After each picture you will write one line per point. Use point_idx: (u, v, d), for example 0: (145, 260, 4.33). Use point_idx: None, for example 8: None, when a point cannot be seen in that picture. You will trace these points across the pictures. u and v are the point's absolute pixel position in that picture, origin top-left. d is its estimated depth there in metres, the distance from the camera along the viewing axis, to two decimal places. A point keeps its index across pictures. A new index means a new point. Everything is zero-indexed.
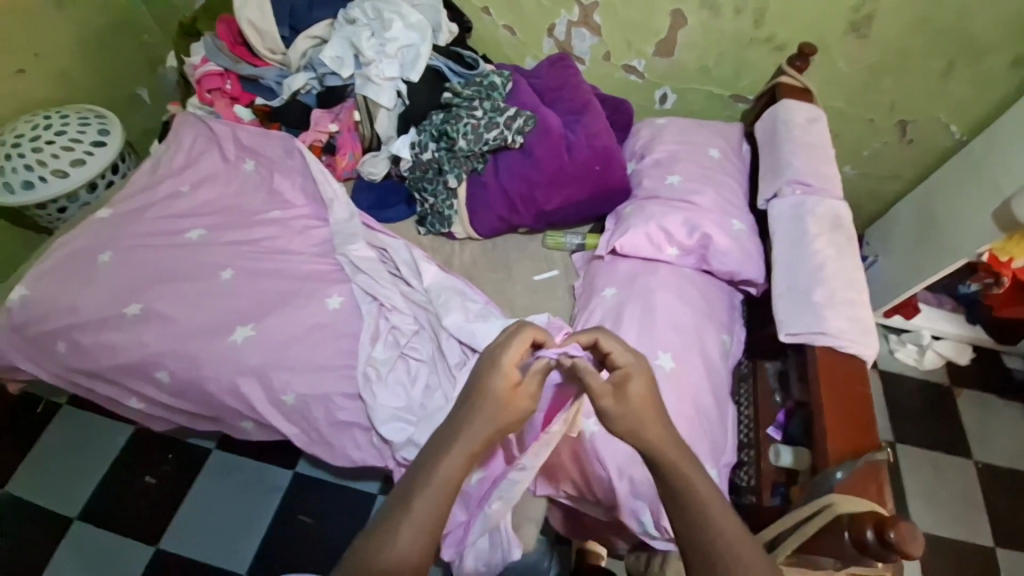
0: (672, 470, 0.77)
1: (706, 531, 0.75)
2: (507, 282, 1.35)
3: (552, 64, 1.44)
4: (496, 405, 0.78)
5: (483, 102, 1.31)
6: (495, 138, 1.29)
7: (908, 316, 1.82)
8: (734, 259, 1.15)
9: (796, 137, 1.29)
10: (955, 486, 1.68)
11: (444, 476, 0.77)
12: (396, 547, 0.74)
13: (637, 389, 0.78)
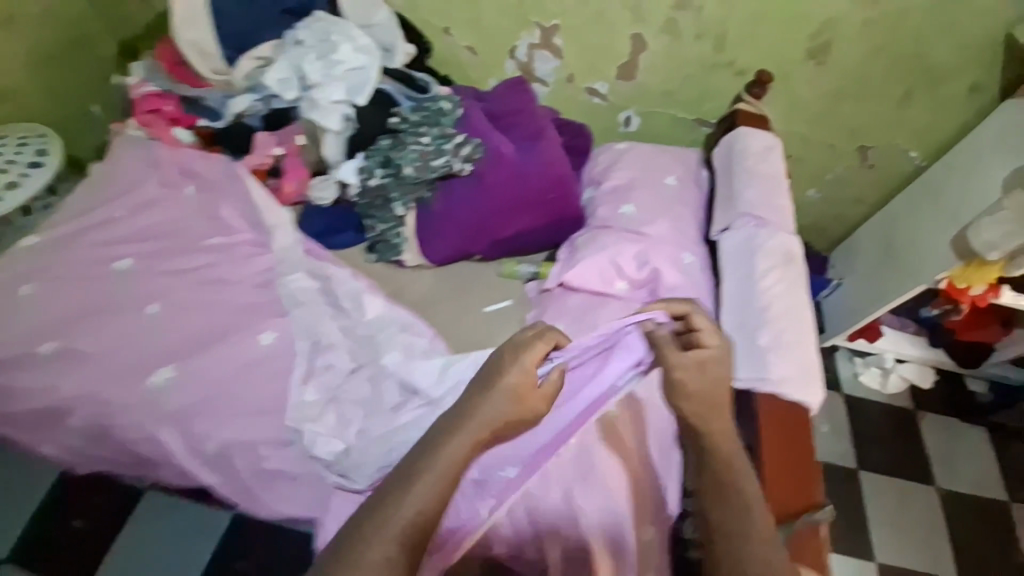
0: (716, 451, 0.80)
1: (728, 502, 0.77)
2: (460, 313, 1.32)
3: (505, 89, 1.39)
4: (510, 394, 0.83)
5: (430, 128, 1.27)
6: (443, 166, 1.25)
7: (871, 340, 1.79)
8: (685, 296, 1.12)
9: (751, 167, 1.27)
10: (919, 513, 1.66)
11: (454, 452, 0.80)
12: (399, 509, 0.76)
13: (702, 369, 0.82)
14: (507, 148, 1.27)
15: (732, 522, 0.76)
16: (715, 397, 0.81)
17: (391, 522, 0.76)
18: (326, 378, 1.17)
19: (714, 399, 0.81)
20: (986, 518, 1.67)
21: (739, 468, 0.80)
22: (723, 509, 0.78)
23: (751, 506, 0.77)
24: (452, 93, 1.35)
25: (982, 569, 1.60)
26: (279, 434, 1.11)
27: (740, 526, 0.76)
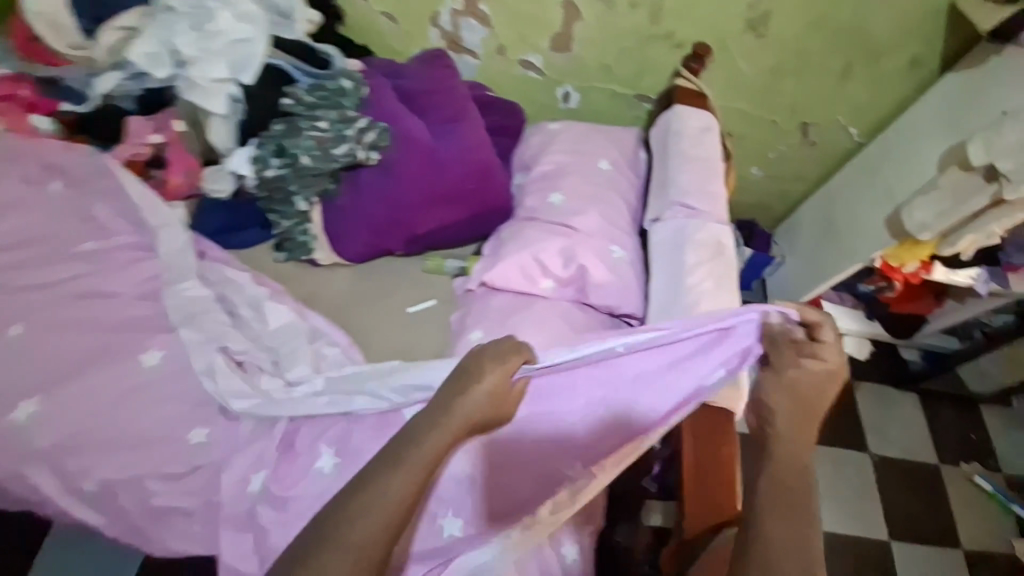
0: (791, 459, 0.72)
1: (777, 503, 0.69)
2: (379, 316, 1.22)
3: (420, 67, 1.25)
4: (486, 395, 0.79)
5: (328, 111, 1.14)
6: (346, 155, 1.13)
7: (813, 315, 1.72)
8: (611, 293, 1.07)
9: (684, 150, 1.20)
10: (854, 480, 1.65)
11: (433, 445, 0.75)
12: (376, 497, 0.71)
13: (797, 381, 0.75)
14: (419, 133, 1.15)
15: (778, 523, 0.68)
16: (805, 412, 0.74)
17: (372, 509, 0.71)
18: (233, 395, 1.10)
19: (805, 413, 0.74)
20: (917, 484, 1.67)
21: (800, 475, 0.72)
22: (773, 509, 0.69)
23: (803, 512, 0.69)
24: (357, 70, 1.21)
25: (915, 531, 1.60)
26: (167, 468, 1.02)
27: (789, 529, 0.67)
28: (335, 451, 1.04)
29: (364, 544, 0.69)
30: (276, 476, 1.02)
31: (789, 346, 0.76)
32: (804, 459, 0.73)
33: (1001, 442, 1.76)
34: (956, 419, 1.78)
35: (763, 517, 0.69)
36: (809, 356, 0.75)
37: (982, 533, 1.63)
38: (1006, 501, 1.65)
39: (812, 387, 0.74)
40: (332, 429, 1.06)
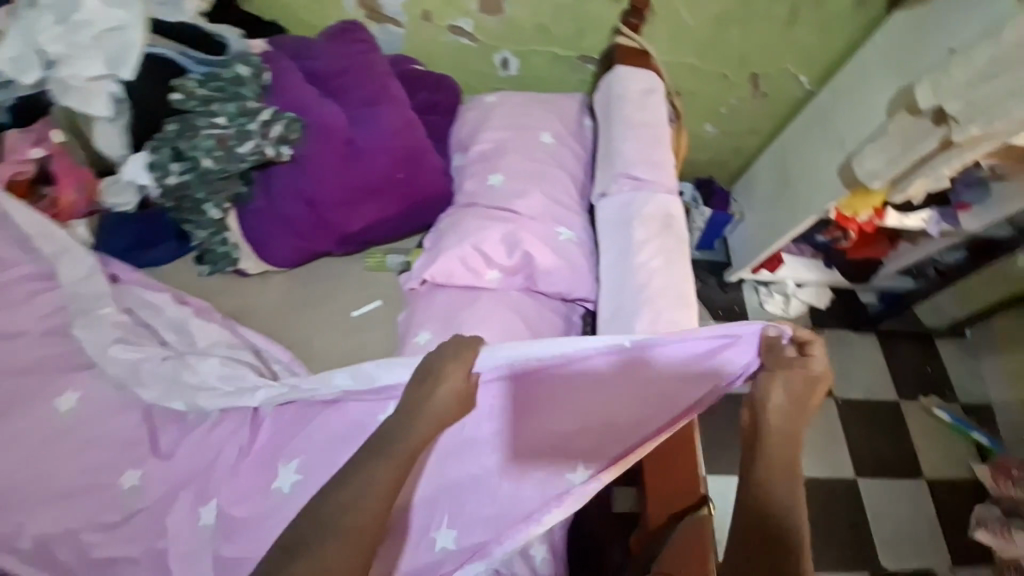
0: (777, 451, 0.76)
1: (765, 490, 0.74)
2: (320, 323, 1.14)
3: (327, 43, 1.15)
4: (449, 396, 0.77)
5: (225, 104, 1.03)
6: (253, 153, 1.02)
7: (773, 269, 1.69)
8: (561, 279, 1.01)
9: (628, 116, 1.13)
10: (819, 424, 1.59)
11: (412, 438, 0.76)
12: (362, 488, 0.73)
13: (788, 382, 0.77)
14: (335, 120, 1.04)
15: (759, 505, 0.73)
16: (794, 413, 0.77)
17: (360, 501, 0.72)
18: (173, 428, 1.02)
19: (794, 412, 0.77)
20: (880, 422, 1.62)
21: (786, 463, 0.76)
22: (758, 495, 0.74)
23: (786, 497, 0.74)
24: (259, 56, 1.10)
25: (879, 469, 1.56)
26: (102, 517, 0.94)
27: (769, 511, 0.73)
28: (296, 464, 0.96)
29: (354, 534, 0.70)
30: (230, 504, 0.94)
31: (779, 354, 0.78)
32: (791, 449, 0.76)
33: (956, 373, 1.71)
34: (913, 352, 1.72)
35: (750, 500, 0.74)
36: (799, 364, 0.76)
37: (944, 463, 1.58)
38: (964, 427, 1.61)
39: (800, 388, 0.76)
40: (285, 447, 0.97)
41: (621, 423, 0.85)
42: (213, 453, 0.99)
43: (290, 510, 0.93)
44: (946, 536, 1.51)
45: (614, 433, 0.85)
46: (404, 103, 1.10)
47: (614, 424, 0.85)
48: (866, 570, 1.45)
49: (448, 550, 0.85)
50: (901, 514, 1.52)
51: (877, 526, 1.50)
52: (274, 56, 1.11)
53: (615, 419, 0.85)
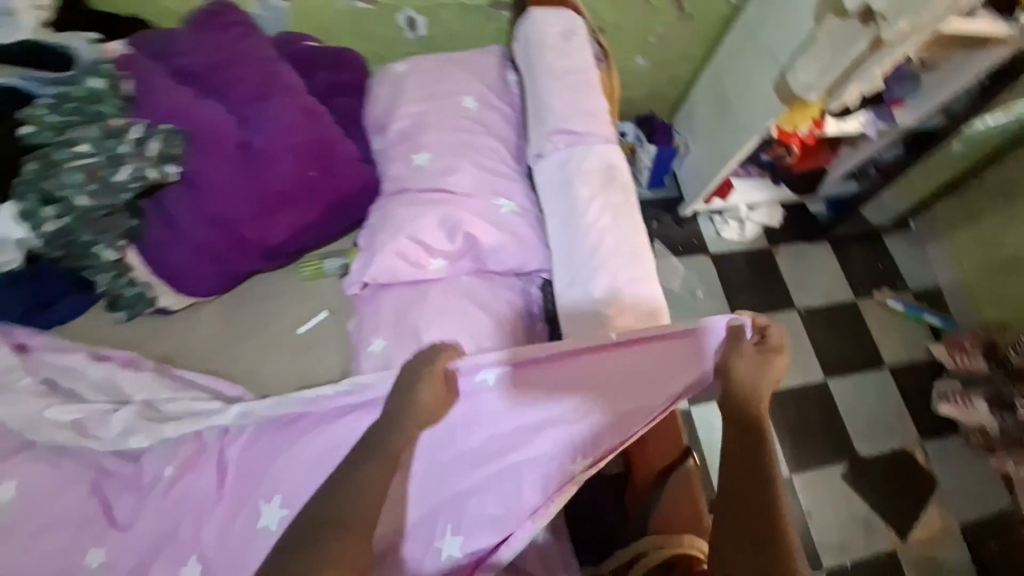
0: (743, 434, 0.73)
1: (737, 475, 0.70)
2: (267, 346, 1.05)
3: (194, 35, 0.99)
4: (432, 398, 0.73)
5: (86, 129, 0.90)
6: (135, 179, 0.91)
7: (725, 196, 1.67)
8: (510, 254, 0.95)
9: (550, 65, 1.04)
10: (787, 336, 1.62)
11: (396, 440, 0.72)
12: (354, 489, 0.69)
13: (750, 366, 0.75)
14: (221, 124, 0.93)
15: (741, 496, 0.69)
16: (750, 393, 0.75)
17: (358, 494, 0.68)
18: (127, 498, 0.93)
19: (751, 395, 0.75)
20: (842, 323, 1.65)
21: (757, 438, 0.72)
22: (735, 486, 0.70)
23: (763, 475, 0.69)
24: (114, 62, 0.95)
25: (848, 367, 1.60)
26: None
27: (752, 497, 0.68)
28: (280, 500, 0.89)
29: (350, 528, 0.66)
30: (211, 555, 0.88)
31: (735, 341, 0.77)
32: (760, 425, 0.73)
33: (906, 264, 1.75)
34: (864, 253, 1.76)
35: (730, 490, 0.70)
36: (752, 348, 0.76)
37: (904, 350, 1.63)
38: (918, 313, 1.65)
39: (752, 368, 0.75)
40: (263, 483, 0.91)
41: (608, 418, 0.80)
42: (179, 512, 0.92)
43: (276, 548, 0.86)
44: (913, 417, 1.55)
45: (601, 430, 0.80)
46: (297, 90, 0.99)
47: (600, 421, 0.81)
48: (844, 460, 1.48)
49: (453, 559, 0.80)
50: (872, 406, 1.56)
51: (850, 421, 1.53)
52: (134, 63, 0.95)
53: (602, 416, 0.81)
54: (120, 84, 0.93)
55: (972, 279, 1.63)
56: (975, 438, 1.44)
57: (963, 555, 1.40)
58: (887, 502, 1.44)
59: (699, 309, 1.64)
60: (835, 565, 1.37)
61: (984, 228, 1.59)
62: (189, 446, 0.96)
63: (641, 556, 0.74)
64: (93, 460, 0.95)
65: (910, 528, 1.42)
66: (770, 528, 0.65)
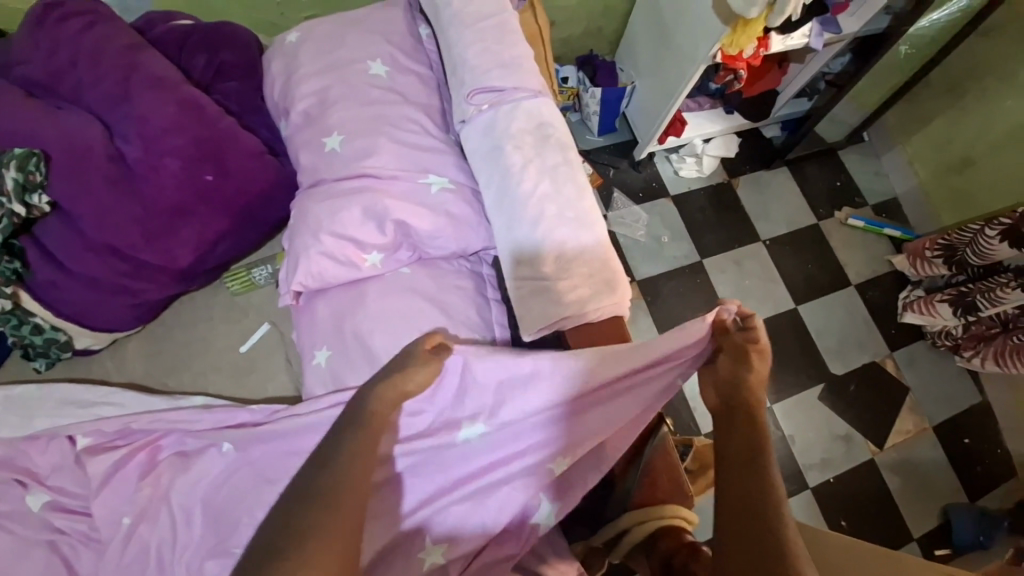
0: (733, 461, 0.62)
1: (729, 509, 0.59)
2: (207, 372, 0.96)
3: (32, 33, 0.89)
4: (420, 375, 0.68)
5: None
6: (0, 218, 0.82)
7: (679, 133, 1.59)
8: (448, 239, 0.87)
9: (460, 12, 0.93)
10: (756, 268, 1.60)
11: (372, 407, 0.65)
12: (343, 458, 0.61)
13: (731, 357, 0.69)
14: (85, 137, 0.84)
15: (734, 538, 0.57)
16: (735, 403, 0.67)
17: (350, 465, 0.60)
18: (86, 557, 0.84)
19: (734, 403, 0.67)
20: (806, 247, 1.64)
21: (747, 451, 0.63)
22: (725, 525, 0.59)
23: (758, 499, 0.58)
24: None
25: (815, 290, 1.60)
26: None
27: (743, 523, 0.57)
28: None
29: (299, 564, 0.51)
30: None
31: (721, 335, 0.70)
32: (752, 443, 0.63)
33: (862, 177, 1.73)
34: (823, 171, 1.73)
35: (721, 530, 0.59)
36: (737, 339, 0.68)
37: (866, 264, 1.64)
38: (880, 226, 1.64)
39: (733, 369, 0.68)
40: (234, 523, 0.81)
41: (591, 406, 0.73)
42: (142, 565, 0.81)
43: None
44: (881, 328, 1.58)
45: (579, 431, 0.74)
46: (164, 82, 0.88)
47: (583, 411, 0.74)
48: (821, 383, 1.51)
49: (436, 563, 0.75)
50: (842, 323, 1.57)
51: (823, 343, 1.55)
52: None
53: (585, 406, 0.74)
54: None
55: (926, 185, 1.63)
56: (941, 341, 1.50)
57: (936, 453, 1.47)
58: (868, 419, 1.48)
59: (666, 254, 1.59)
60: (820, 481, 1.42)
61: (933, 129, 1.59)
62: (146, 491, 0.84)
63: (624, 533, 0.73)
64: (44, 521, 0.85)
65: (887, 436, 1.47)
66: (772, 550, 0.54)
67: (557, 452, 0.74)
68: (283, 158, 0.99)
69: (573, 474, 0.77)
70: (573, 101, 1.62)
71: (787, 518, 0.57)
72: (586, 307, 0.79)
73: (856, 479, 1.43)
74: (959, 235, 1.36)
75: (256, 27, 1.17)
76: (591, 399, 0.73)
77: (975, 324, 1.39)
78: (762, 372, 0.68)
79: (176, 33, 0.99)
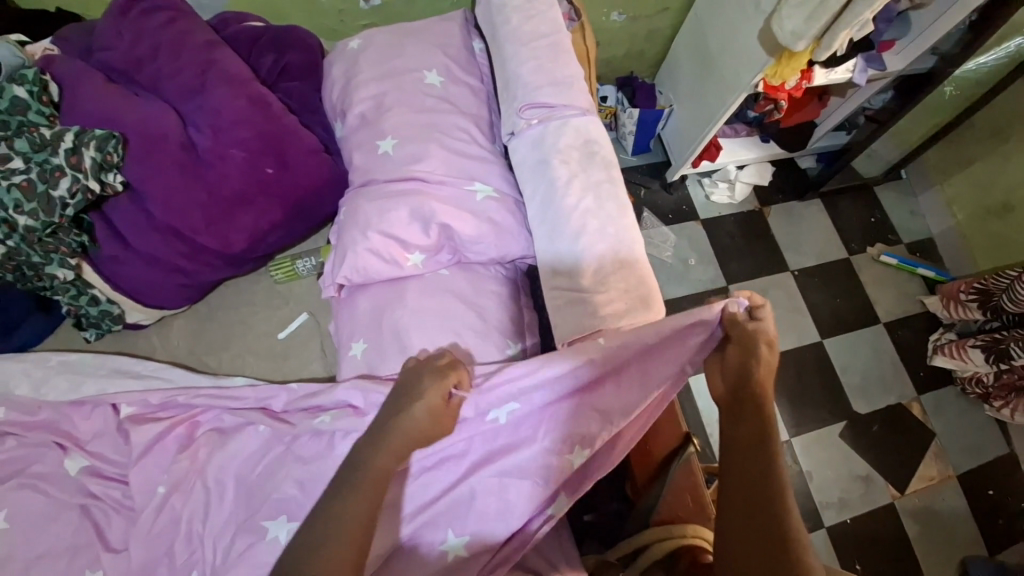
0: (741, 447, 0.67)
1: (737, 488, 0.64)
2: (245, 355, 1.00)
3: (114, 24, 0.95)
4: (426, 413, 0.71)
5: (24, 144, 0.88)
6: (74, 193, 0.87)
7: (712, 159, 1.60)
8: (490, 244, 0.90)
9: (515, 30, 0.97)
10: (782, 299, 1.59)
11: (377, 462, 0.69)
12: (325, 533, 0.64)
13: (736, 351, 0.72)
14: (161, 125, 0.90)
15: (741, 515, 0.63)
16: (743, 393, 0.70)
17: (330, 540, 0.63)
18: (118, 521, 0.88)
19: (741, 392, 0.71)
20: (835, 281, 1.63)
21: (755, 445, 0.66)
22: (732, 503, 0.64)
23: (770, 489, 0.63)
24: (35, 66, 0.94)
25: (842, 325, 1.58)
26: None
27: (749, 514, 0.62)
28: (287, 516, 0.81)
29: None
30: None
31: (731, 323, 0.73)
32: (759, 430, 0.67)
33: (898, 215, 1.72)
34: (856, 207, 1.72)
35: (729, 507, 0.64)
36: (746, 328, 0.72)
37: (896, 303, 1.62)
38: (913, 266, 1.62)
39: (742, 359, 0.72)
40: (257, 509, 0.82)
41: (606, 393, 0.77)
42: (172, 534, 0.85)
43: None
44: (909, 370, 1.55)
45: (590, 421, 0.77)
46: (237, 79, 0.93)
47: (598, 399, 0.77)
48: (843, 421, 1.48)
49: (459, 557, 0.76)
50: (867, 361, 1.55)
51: (847, 380, 1.53)
52: (57, 62, 0.94)
53: (595, 396, 0.77)
54: (46, 88, 0.91)
55: (963, 227, 1.61)
56: (971, 387, 1.47)
57: (960, 502, 1.43)
58: (889, 461, 1.45)
59: (692, 278, 1.60)
60: (836, 521, 1.39)
61: (974, 172, 1.57)
62: (183, 463, 0.88)
63: (644, 549, 0.72)
64: (80, 485, 0.89)
65: (909, 480, 1.44)
66: (779, 541, 0.59)
67: (571, 440, 0.77)
68: (336, 157, 1.04)
69: (589, 468, 0.79)
70: (610, 121, 1.64)
71: (791, 505, 0.62)
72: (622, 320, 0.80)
73: (874, 522, 1.40)
74: (996, 281, 1.34)
75: (318, 31, 1.23)
76: (599, 388, 0.77)
77: (1007, 374, 1.36)
78: (772, 365, 0.71)
79: (247, 33, 1.05)
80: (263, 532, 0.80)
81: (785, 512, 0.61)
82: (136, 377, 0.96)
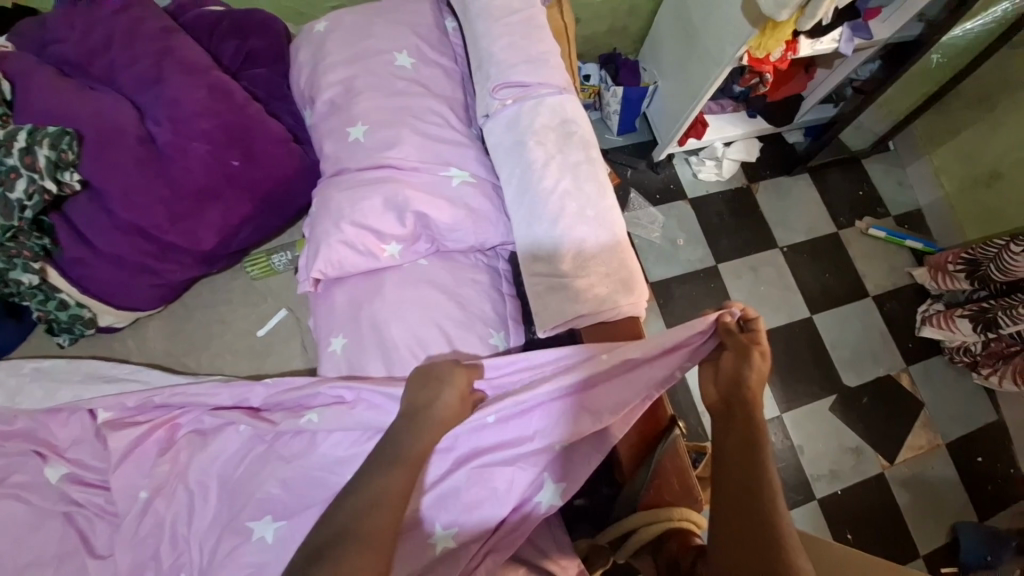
0: (733, 454, 0.65)
1: (726, 493, 0.63)
2: (224, 354, 0.98)
3: (65, 15, 0.91)
4: (451, 402, 0.73)
5: None
6: (31, 195, 0.83)
7: (699, 136, 1.57)
8: (467, 232, 0.88)
9: (488, 6, 0.93)
10: (771, 276, 1.59)
11: (418, 446, 0.70)
12: (363, 503, 0.64)
13: (732, 357, 0.71)
14: (118, 118, 0.86)
15: (733, 525, 0.60)
16: (734, 399, 0.69)
17: (366, 513, 0.63)
18: (103, 526, 0.86)
19: (732, 400, 0.69)
20: (824, 256, 1.62)
21: (744, 449, 0.65)
22: (725, 510, 0.62)
23: (762, 492, 0.61)
24: None
25: (831, 300, 1.58)
26: None
27: (740, 518, 0.60)
28: (273, 515, 0.80)
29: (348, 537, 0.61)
30: None
31: (725, 332, 0.73)
32: (750, 437, 0.65)
33: (886, 186, 1.70)
34: (844, 180, 1.70)
35: (722, 512, 0.62)
36: (741, 338, 0.71)
37: (885, 275, 1.61)
38: (902, 238, 1.61)
39: (734, 365, 0.71)
40: (243, 511, 0.81)
41: (599, 382, 0.75)
42: (157, 539, 0.83)
43: (270, 565, 0.77)
44: (898, 342, 1.55)
45: (580, 413, 0.75)
46: (197, 68, 0.89)
47: (588, 388, 0.75)
48: (833, 394, 1.49)
49: (448, 549, 0.75)
50: (856, 335, 1.55)
51: (838, 354, 1.53)
52: (8, 57, 0.89)
53: (587, 389, 0.75)
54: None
55: (951, 198, 1.60)
56: (958, 357, 1.48)
57: (949, 471, 1.45)
58: (879, 433, 1.47)
59: (681, 258, 1.58)
60: (827, 492, 1.41)
61: (961, 140, 1.56)
62: (165, 467, 0.86)
63: (631, 533, 0.72)
64: (62, 493, 0.87)
65: (899, 451, 1.45)
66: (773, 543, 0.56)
67: (562, 431, 0.75)
68: (306, 146, 1.01)
69: (574, 458, 0.77)
70: (594, 100, 1.60)
71: (779, 504, 0.60)
72: (602, 306, 0.79)
73: (865, 492, 1.42)
74: (983, 250, 1.33)
75: (283, 15, 1.18)
76: (592, 382, 0.75)
77: (995, 341, 1.37)
78: (763, 372, 0.70)
79: (207, 18, 1.01)
80: (249, 532, 0.79)
81: (775, 517, 0.59)
82: (112, 382, 0.93)
